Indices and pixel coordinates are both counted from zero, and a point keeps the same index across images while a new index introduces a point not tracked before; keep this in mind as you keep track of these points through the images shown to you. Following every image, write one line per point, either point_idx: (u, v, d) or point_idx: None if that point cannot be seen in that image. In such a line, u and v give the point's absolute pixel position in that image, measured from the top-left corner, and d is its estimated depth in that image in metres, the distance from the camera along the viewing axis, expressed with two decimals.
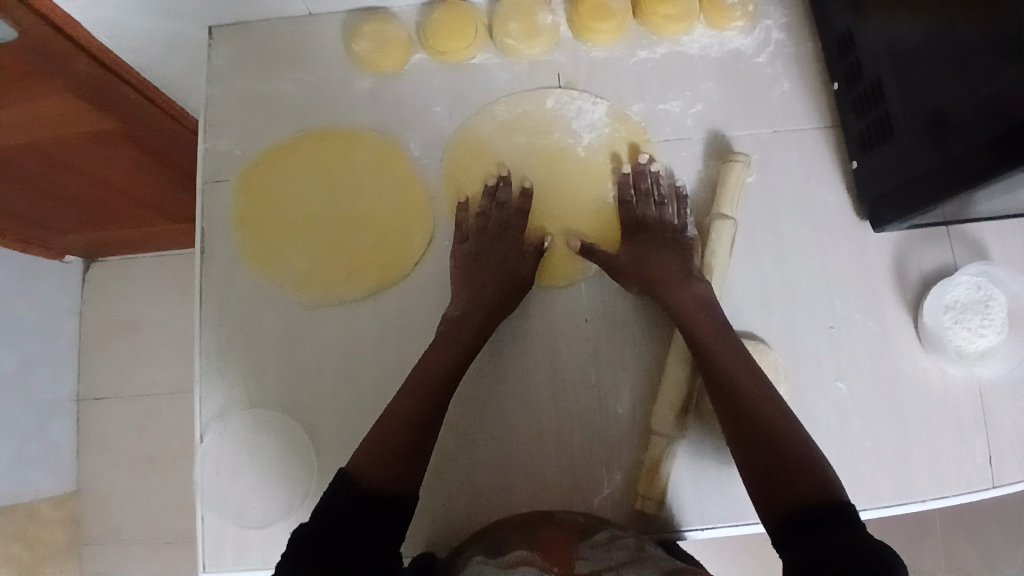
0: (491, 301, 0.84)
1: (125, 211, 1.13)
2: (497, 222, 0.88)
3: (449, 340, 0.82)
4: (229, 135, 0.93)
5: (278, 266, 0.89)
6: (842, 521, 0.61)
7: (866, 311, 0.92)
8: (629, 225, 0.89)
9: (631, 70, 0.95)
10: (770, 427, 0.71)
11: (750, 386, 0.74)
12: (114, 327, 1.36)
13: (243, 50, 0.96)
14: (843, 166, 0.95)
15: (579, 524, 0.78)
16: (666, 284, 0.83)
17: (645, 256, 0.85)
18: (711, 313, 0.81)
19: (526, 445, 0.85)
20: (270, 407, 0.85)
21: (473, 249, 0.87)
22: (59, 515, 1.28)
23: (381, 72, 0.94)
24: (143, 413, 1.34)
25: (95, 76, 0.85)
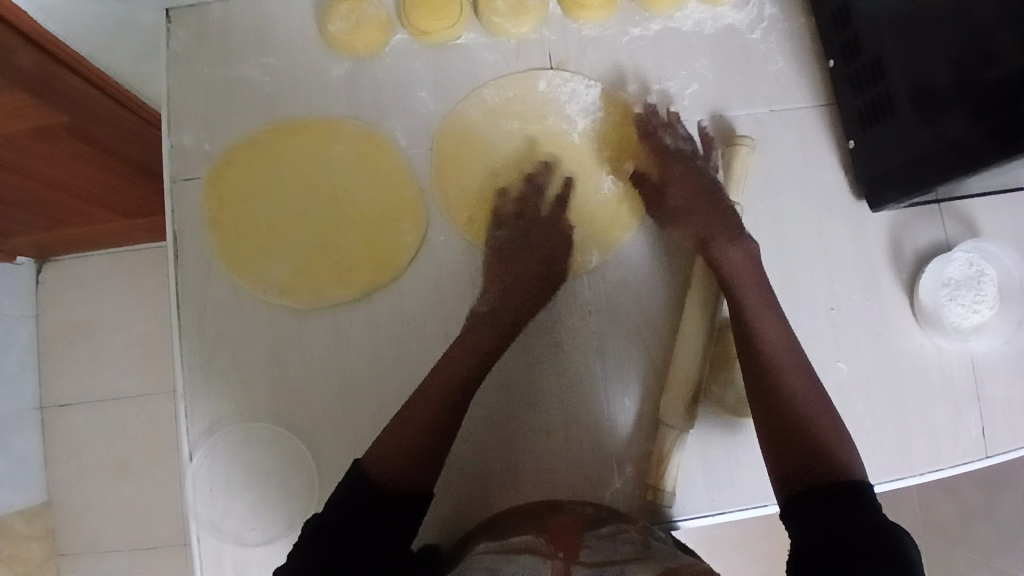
0: (523, 301, 0.83)
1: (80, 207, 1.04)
2: (535, 211, 0.86)
3: (478, 335, 0.80)
4: (195, 129, 0.86)
5: (259, 272, 0.83)
6: (852, 500, 0.61)
7: (865, 291, 0.91)
8: (669, 160, 0.87)
9: (624, 48, 0.91)
10: (795, 397, 0.71)
11: (788, 362, 0.74)
12: (75, 335, 1.27)
13: (204, 35, 0.88)
14: (839, 145, 0.93)
15: (586, 514, 0.75)
16: (716, 234, 0.82)
17: (693, 200, 0.85)
18: (757, 270, 0.80)
19: (536, 441, 0.83)
20: (263, 418, 0.81)
21: (508, 239, 0.85)
22: (32, 531, 1.21)
23: (358, 55, 0.88)
24: (116, 421, 1.27)
25: (42, 68, 0.77)
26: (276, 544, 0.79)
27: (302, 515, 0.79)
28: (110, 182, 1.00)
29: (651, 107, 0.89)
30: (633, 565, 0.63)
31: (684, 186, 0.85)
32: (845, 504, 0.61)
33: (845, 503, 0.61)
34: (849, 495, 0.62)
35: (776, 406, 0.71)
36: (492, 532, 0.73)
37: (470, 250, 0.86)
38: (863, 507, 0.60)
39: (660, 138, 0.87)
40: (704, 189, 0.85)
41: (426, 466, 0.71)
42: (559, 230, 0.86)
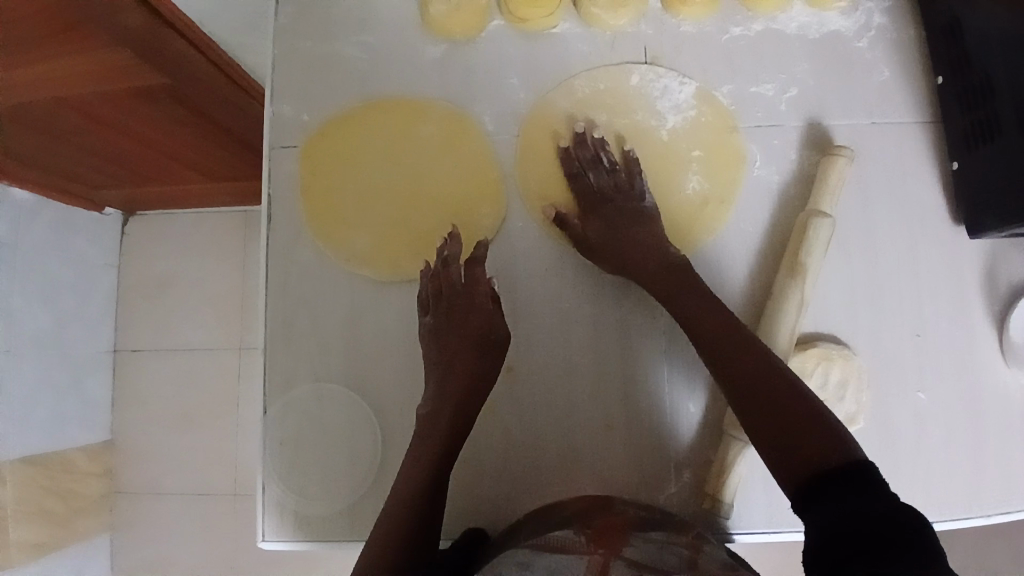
0: (466, 378, 0.76)
1: (151, 158, 1.13)
2: (450, 286, 0.80)
3: (422, 443, 0.74)
4: (296, 99, 0.89)
5: (343, 242, 0.86)
6: (884, 499, 0.56)
7: (953, 320, 0.87)
8: (589, 201, 0.84)
9: (721, 47, 0.89)
10: (771, 387, 0.67)
11: (745, 354, 0.70)
12: (152, 286, 1.36)
13: (308, 8, 0.91)
14: (941, 165, 0.89)
15: (637, 514, 0.73)
16: (636, 267, 0.80)
17: (612, 232, 0.81)
18: (693, 284, 0.77)
19: (592, 435, 0.83)
20: (335, 381, 0.84)
21: (436, 323, 0.80)
22: (93, 467, 1.29)
23: (454, 38, 0.89)
24: (183, 371, 1.34)
25: (144, 26, 0.80)
26: (331, 506, 0.82)
27: (360, 480, 0.82)
28: (191, 137, 1.05)
29: (579, 140, 0.85)
30: None
31: (605, 221, 0.82)
32: (877, 503, 0.56)
33: (874, 499, 0.56)
34: (875, 489, 0.57)
35: (749, 400, 0.68)
36: (528, 532, 0.72)
37: (545, 240, 0.86)
38: (897, 510, 0.55)
39: (583, 175, 0.85)
40: (630, 220, 0.82)
41: (428, 518, 0.71)
42: (478, 299, 0.79)
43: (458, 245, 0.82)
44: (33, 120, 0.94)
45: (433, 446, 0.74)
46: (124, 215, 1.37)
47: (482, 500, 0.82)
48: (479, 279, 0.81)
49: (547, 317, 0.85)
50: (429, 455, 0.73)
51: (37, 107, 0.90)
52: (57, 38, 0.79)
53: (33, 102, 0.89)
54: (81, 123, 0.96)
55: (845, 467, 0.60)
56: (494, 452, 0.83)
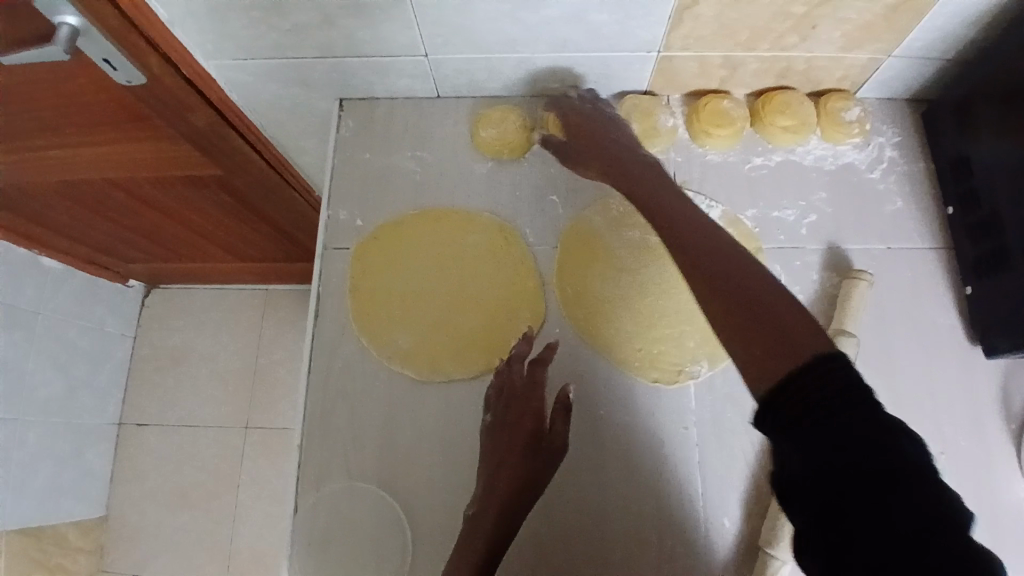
0: (517, 480, 0.76)
1: (184, 237, 1.21)
2: (512, 384, 0.82)
3: (468, 549, 0.72)
4: (351, 205, 0.96)
5: (385, 339, 0.89)
6: (891, 477, 0.46)
7: (973, 439, 0.88)
8: (573, 114, 0.88)
9: (744, 175, 0.97)
10: (724, 262, 0.61)
11: (702, 234, 0.65)
12: (172, 359, 1.39)
13: (368, 124, 1.00)
14: (955, 289, 0.93)
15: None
16: (609, 166, 0.81)
17: (593, 141, 0.85)
18: (661, 185, 0.75)
19: (625, 548, 0.82)
20: (366, 478, 0.85)
21: (495, 421, 0.81)
22: (84, 541, 1.27)
23: (500, 157, 0.97)
24: (189, 447, 1.33)
25: (211, 125, 0.93)
26: None
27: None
28: (227, 219, 1.15)
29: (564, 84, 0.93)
30: None
31: (586, 131, 0.86)
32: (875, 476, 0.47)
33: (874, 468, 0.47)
34: (885, 455, 0.47)
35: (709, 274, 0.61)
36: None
37: (579, 346, 0.89)
38: (910, 489, 0.46)
39: (587, 104, 0.89)
40: (604, 134, 0.85)
41: None
42: (536, 401, 0.81)
43: (527, 344, 0.85)
44: (88, 195, 1.03)
45: (471, 560, 0.71)
46: (160, 292, 1.43)
47: None
48: (540, 379, 0.82)
49: (579, 427, 0.86)
50: (468, 567, 0.71)
51: (94, 185, 1.00)
52: (129, 130, 0.90)
53: (91, 180, 0.99)
54: (129, 201, 1.06)
55: (819, 381, 0.50)
56: (522, 563, 0.82)
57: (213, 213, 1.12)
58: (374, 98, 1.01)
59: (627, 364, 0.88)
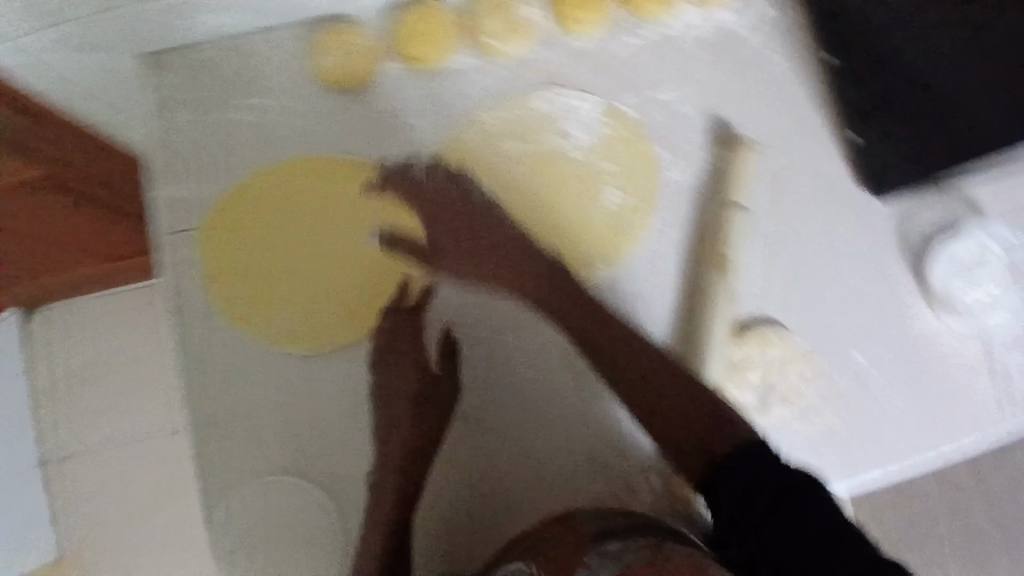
0: (414, 430, 0.76)
1: (15, 274, 0.96)
2: (390, 337, 0.79)
3: (376, 509, 0.73)
4: (188, 180, 0.84)
5: (264, 321, 0.81)
6: (785, 495, 0.53)
7: (874, 282, 0.90)
8: (426, 203, 0.79)
9: (621, 59, 0.88)
10: (654, 376, 0.69)
11: (597, 322, 0.75)
12: None
13: (189, 79, 0.85)
14: (844, 137, 0.89)
15: (588, 531, 0.65)
16: (508, 278, 0.78)
17: (476, 246, 0.78)
18: (570, 288, 0.77)
19: (553, 457, 0.82)
20: (276, 471, 0.79)
21: (378, 379, 0.78)
22: None
23: (346, 88, 0.85)
24: None
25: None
26: None
27: (322, 565, 0.78)
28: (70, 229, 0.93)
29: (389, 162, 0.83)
30: None
31: (446, 230, 0.78)
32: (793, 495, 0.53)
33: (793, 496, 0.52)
34: (815, 497, 0.53)
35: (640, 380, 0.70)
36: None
37: (474, 280, 0.83)
38: (817, 495, 0.53)
39: (464, 190, 0.80)
40: (481, 218, 0.78)
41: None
42: (415, 347, 0.78)
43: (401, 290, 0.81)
44: None
45: (384, 515, 0.73)
46: None
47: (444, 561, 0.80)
48: (418, 323, 0.79)
49: (483, 353, 0.83)
50: (383, 522, 0.73)
51: None
52: None
53: None
54: None
55: (739, 459, 0.57)
56: (446, 513, 0.80)
57: (54, 228, 0.90)
58: (189, 46, 0.85)
59: None
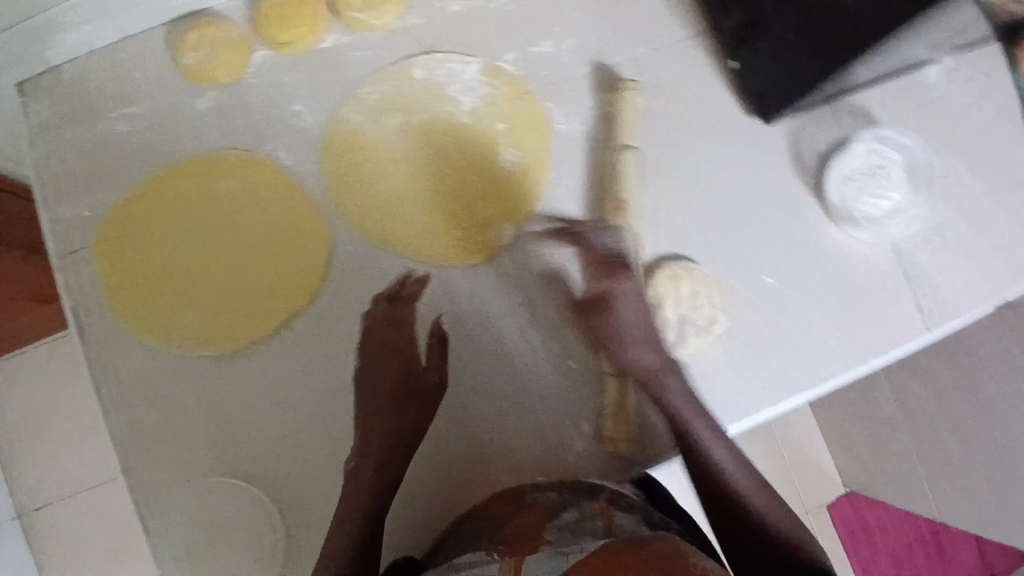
0: (396, 421, 0.78)
1: None
2: (379, 328, 0.80)
3: (352, 496, 0.74)
4: (73, 199, 0.82)
5: (171, 329, 0.80)
6: None
7: (776, 204, 0.91)
8: (613, 270, 0.81)
9: (493, 16, 0.88)
10: (746, 515, 0.70)
11: (730, 468, 0.74)
12: None
13: (59, 98, 0.83)
14: (724, 66, 0.91)
15: (550, 504, 0.74)
16: (638, 374, 0.80)
17: (625, 331, 0.80)
18: (681, 404, 0.78)
19: (512, 423, 0.84)
20: (208, 474, 0.79)
21: (363, 367, 0.80)
22: None
23: (219, 83, 0.83)
24: None
25: None
26: None
27: (266, 563, 0.77)
28: None
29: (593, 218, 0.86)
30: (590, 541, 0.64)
31: (632, 314, 0.80)
32: None
33: None
34: None
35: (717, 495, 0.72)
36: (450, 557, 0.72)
37: (381, 259, 0.84)
38: None
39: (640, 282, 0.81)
40: (631, 303, 0.80)
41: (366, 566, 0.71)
42: (404, 340, 0.81)
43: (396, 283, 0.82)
44: None
45: (358, 501, 0.74)
46: None
47: (402, 533, 0.82)
48: (403, 318, 0.81)
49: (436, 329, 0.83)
50: (356, 508, 0.73)
51: None
52: None
53: None
54: None
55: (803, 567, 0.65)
56: (426, 497, 0.83)
57: None
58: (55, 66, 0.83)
59: (436, 255, 0.84)
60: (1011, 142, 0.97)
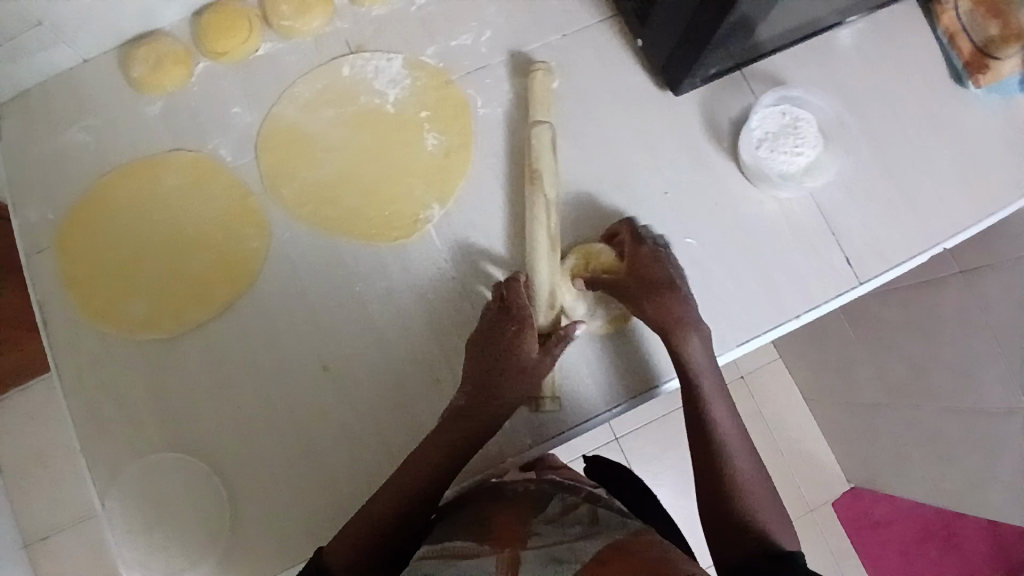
0: (494, 394, 0.77)
1: None
2: (516, 306, 0.80)
3: (420, 456, 0.75)
4: (36, 202, 0.89)
5: (123, 314, 0.86)
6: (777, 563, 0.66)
7: (694, 169, 0.95)
8: (641, 250, 0.85)
9: (414, 16, 0.96)
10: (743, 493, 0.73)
11: (733, 435, 0.77)
12: (28, 471, 1.34)
13: (25, 117, 0.92)
14: (632, 46, 0.98)
15: (531, 497, 0.73)
16: (671, 333, 0.81)
17: (669, 301, 0.82)
18: (701, 376, 0.80)
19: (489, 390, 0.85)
20: (161, 448, 0.84)
21: (483, 335, 0.80)
22: None
23: (166, 91, 0.91)
24: (91, 539, 1.33)
25: None
26: (202, 565, 0.81)
27: (216, 530, 0.82)
28: None
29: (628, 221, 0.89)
30: (583, 544, 0.61)
31: (654, 276, 0.83)
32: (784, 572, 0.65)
33: None
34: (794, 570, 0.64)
35: (718, 461, 0.75)
36: (449, 521, 0.72)
37: (317, 240, 0.89)
38: None
39: (663, 266, 0.84)
40: (661, 281, 0.83)
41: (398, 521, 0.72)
42: (528, 322, 0.79)
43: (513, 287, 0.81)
44: None
45: (429, 461, 0.75)
46: None
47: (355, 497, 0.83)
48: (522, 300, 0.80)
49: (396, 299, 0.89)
50: (422, 464, 0.75)
51: None
52: None
53: None
54: None
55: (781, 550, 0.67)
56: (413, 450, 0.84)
57: None
58: (22, 90, 0.92)
59: (368, 234, 0.90)
60: (920, 96, 1.01)
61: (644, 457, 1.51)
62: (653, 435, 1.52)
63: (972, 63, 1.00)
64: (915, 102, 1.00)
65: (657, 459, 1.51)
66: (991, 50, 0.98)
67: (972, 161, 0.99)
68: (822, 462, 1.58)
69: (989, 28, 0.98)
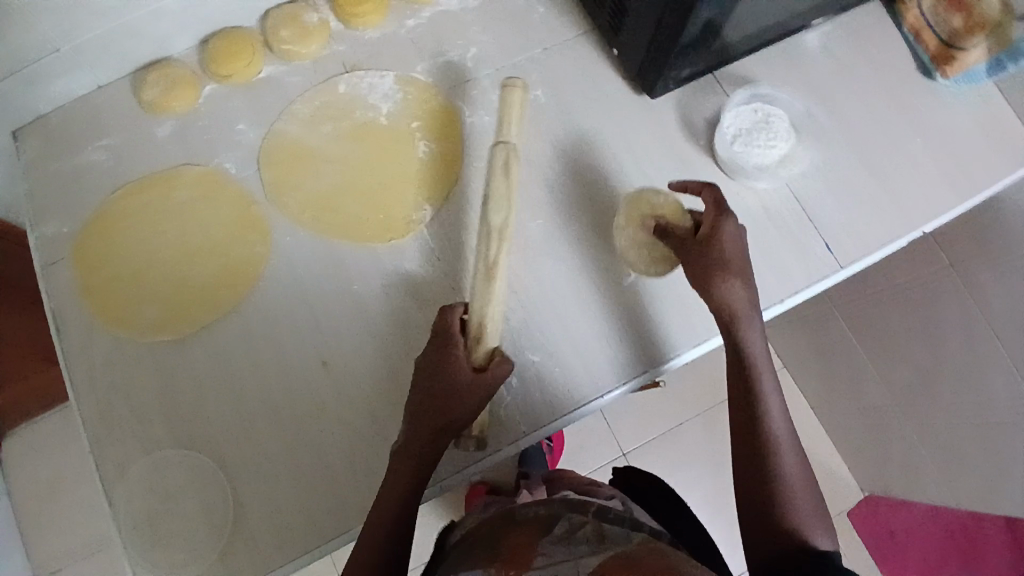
0: (429, 431, 0.76)
1: None
2: (449, 341, 0.78)
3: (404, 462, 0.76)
4: (53, 217, 0.95)
5: (133, 319, 0.91)
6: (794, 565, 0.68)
7: (674, 166, 0.99)
8: (724, 222, 0.85)
9: (405, 37, 1.03)
10: (785, 489, 0.75)
11: (783, 429, 0.78)
12: (44, 495, 1.36)
13: (45, 140, 0.99)
14: (610, 56, 1.04)
15: (540, 517, 0.66)
16: (732, 321, 0.81)
17: (742, 285, 0.82)
18: (758, 368, 0.80)
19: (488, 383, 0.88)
20: (167, 447, 0.87)
21: (419, 371, 0.78)
22: None
23: (175, 112, 0.98)
24: (104, 563, 1.34)
25: None
26: (205, 562, 0.82)
27: (220, 526, 0.84)
28: None
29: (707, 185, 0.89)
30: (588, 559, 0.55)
31: (732, 253, 0.83)
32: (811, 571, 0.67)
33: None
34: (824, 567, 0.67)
35: (765, 455, 0.76)
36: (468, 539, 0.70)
37: (316, 245, 0.94)
38: None
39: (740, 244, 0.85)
40: (738, 259, 0.83)
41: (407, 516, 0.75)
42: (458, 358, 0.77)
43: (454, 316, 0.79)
44: None
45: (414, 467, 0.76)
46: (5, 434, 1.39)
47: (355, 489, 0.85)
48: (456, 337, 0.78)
49: (394, 298, 0.92)
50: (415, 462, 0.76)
51: None
52: None
53: None
54: None
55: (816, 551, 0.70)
56: None
57: None
58: (42, 115, 0.99)
59: (363, 237, 0.94)
60: (890, 91, 1.05)
61: (651, 466, 1.50)
62: (657, 443, 1.51)
63: (938, 56, 1.04)
64: (888, 97, 1.04)
65: (664, 469, 1.50)
66: (955, 41, 1.03)
67: (946, 151, 1.02)
68: (830, 467, 1.57)
69: (951, 20, 1.03)
